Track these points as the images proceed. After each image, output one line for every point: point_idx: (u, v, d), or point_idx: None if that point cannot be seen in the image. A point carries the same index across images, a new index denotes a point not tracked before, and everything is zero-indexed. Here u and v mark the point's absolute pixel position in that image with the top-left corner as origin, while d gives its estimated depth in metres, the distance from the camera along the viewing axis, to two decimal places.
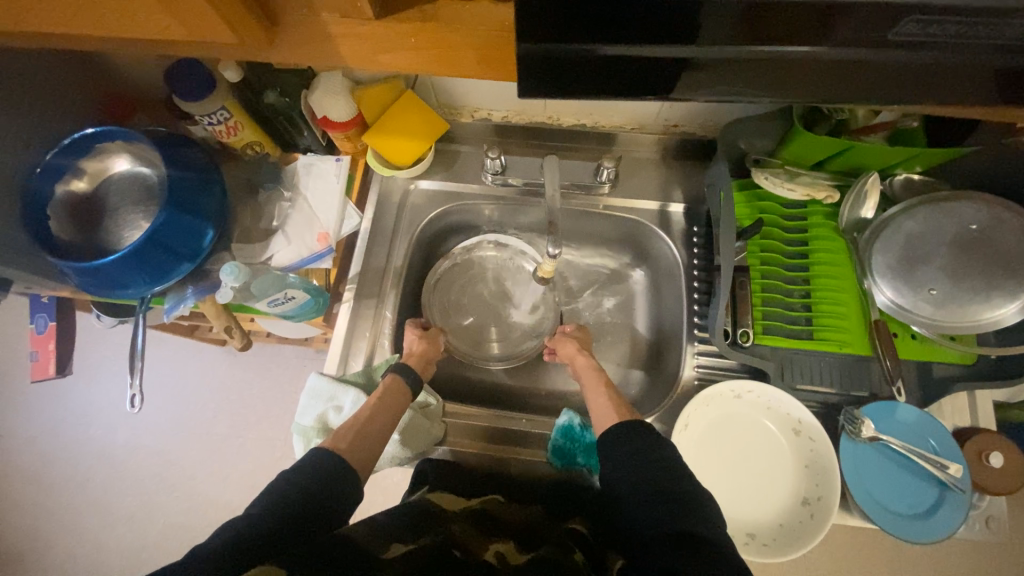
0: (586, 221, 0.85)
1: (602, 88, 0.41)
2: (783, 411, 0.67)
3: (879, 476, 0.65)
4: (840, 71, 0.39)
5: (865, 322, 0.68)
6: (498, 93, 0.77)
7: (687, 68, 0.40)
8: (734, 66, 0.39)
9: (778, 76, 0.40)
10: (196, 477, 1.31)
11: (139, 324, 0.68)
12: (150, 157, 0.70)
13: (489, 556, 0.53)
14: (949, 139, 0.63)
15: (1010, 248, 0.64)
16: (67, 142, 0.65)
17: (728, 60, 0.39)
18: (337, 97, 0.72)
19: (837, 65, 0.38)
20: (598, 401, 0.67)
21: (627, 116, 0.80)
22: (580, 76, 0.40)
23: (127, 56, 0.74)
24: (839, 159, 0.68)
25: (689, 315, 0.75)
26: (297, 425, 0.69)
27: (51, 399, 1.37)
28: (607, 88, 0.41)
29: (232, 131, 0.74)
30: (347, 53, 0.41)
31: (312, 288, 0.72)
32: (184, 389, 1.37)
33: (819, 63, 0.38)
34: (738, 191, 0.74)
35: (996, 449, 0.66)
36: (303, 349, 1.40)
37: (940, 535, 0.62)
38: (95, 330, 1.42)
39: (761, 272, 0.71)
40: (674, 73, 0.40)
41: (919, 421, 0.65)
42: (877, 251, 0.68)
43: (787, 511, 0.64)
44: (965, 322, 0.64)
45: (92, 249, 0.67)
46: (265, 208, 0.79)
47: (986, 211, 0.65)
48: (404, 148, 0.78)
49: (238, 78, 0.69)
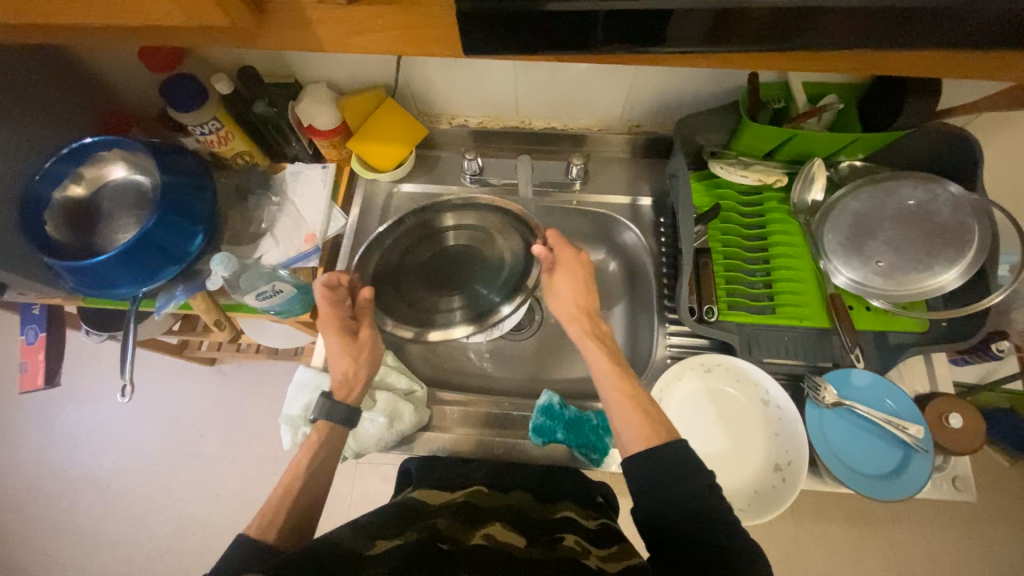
0: (560, 216, 0.90)
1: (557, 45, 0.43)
2: (753, 383, 0.71)
3: (845, 440, 0.68)
4: (784, 28, 0.41)
5: (823, 297, 0.73)
6: (474, 98, 0.83)
7: (647, 25, 0.41)
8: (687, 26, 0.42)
9: (728, 32, 0.42)
10: (184, 498, 1.29)
11: (130, 321, 0.70)
12: (143, 163, 0.74)
13: (478, 539, 0.53)
14: (881, 125, 0.69)
15: (946, 220, 0.69)
16: (67, 150, 0.71)
17: (690, 10, 0.40)
18: (322, 106, 0.78)
19: (780, 24, 0.41)
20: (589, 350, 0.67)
21: (594, 118, 0.86)
22: (533, 32, 0.42)
23: (125, 71, 0.79)
24: (786, 148, 0.74)
25: (659, 298, 0.80)
26: (285, 416, 0.72)
27: (37, 423, 1.36)
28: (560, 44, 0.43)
29: (223, 140, 0.79)
30: (325, 38, 0.45)
31: (299, 283, 0.76)
32: (173, 408, 1.37)
33: (765, 16, 0.40)
34: (697, 181, 0.79)
35: (954, 411, 0.70)
36: (292, 364, 1.41)
37: (909, 493, 0.65)
38: (84, 351, 1.42)
39: (722, 254, 0.76)
40: (642, 25, 0.41)
41: (875, 384, 0.69)
42: (828, 230, 0.73)
43: (760, 477, 0.67)
44: (911, 290, 0.69)
45: (84, 249, 0.70)
46: (255, 212, 0.82)
47: (924, 187, 0.71)
48: (385, 153, 0.83)
49: (229, 90, 0.75)
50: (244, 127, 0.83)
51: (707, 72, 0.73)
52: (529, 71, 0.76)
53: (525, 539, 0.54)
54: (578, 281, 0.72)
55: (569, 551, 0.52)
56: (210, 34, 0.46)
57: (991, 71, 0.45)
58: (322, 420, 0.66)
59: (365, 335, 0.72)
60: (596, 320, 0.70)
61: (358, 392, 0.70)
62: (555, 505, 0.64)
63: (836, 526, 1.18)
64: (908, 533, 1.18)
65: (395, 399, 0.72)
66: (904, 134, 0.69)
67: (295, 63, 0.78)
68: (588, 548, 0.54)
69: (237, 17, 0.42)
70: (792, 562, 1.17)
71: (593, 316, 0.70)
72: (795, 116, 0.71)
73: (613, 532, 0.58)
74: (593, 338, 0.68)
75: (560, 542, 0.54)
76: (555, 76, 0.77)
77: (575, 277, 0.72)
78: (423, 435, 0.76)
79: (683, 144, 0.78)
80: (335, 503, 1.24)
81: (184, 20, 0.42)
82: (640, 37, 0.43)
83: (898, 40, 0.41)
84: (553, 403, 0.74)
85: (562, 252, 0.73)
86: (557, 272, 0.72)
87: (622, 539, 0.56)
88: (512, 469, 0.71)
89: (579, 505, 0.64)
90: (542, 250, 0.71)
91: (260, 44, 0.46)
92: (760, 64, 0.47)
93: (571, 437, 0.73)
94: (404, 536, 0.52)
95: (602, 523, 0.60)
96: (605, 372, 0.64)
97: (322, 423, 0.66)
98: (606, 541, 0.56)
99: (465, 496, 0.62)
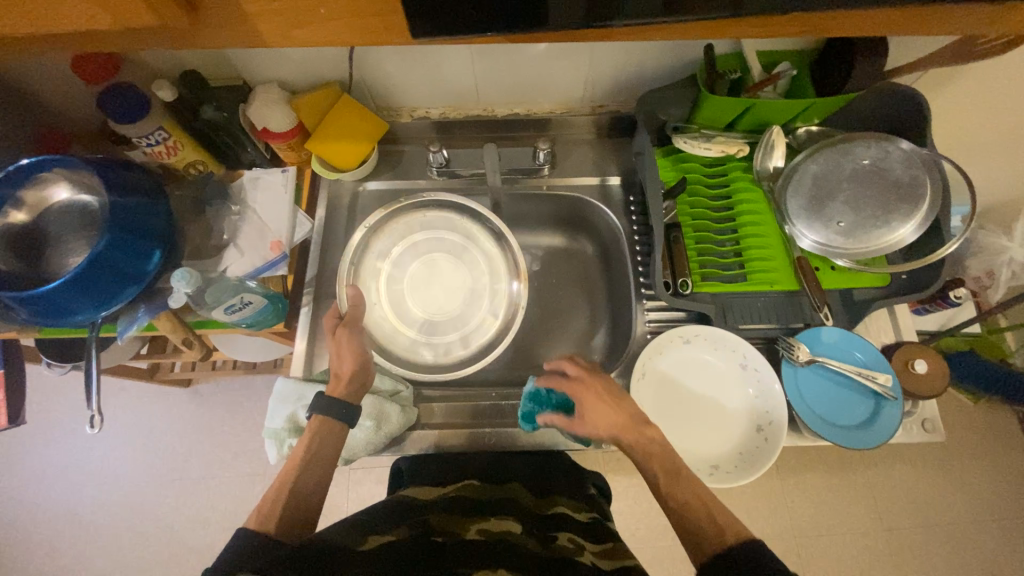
0: (531, 203, 0.90)
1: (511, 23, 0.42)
2: (730, 349, 0.72)
3: (822, 394, 0.71)
4: None
5: (791, 260, 0.75)
6: (433, 88, 0.81)
7: None
8: None
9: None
10: (172, 524, 1.25)
11: (92, 349, 0.67)
12: (88, 182, 0.70)
13: (474, 534, 0.54)
14: (834, 88, 0.70)
15: (899, 176, 0.72)
16: (2, 174, 0.66)
17: None
18: (274, 107, 0.75)
19: None
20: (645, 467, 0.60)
21: (556, 100, 0.86)
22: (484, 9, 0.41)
23: (57, 83, 0.75)
24: (745, 118, 0.75)
25: (635, 276, 0.81)
26: (268, 430, 0.70)
27: (4, 466, 1.29)
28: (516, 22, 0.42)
29: (172, 150, 0.76)
30: (268, 32, 0.43)
31: (269, 292, 0.73)
32: (151, 435, 1.32)
33: None
34: (662, 157, 0.80)
35: (920, 357, 0.73)
36: (272, 377, 1.37)
37: (880, 441, 0.68)
38: (48, 386, 1.35)
39: (692, 227, 0.77)
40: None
41: (843, 338, 0.72)
42: (790, 195, 0.75)
43: (744, 439, 0.70)
44: (871, 247, 0.72)
45: (34, 278, 0.66)
46: (214, 224, 0.79)
47: (876, 146, 0.73)
48: (346, 151, 0.81)
49: (172, 97, 0.71)
50: (193, 135, 0.79)
51: (662, 47, 0.73)
52: (486, 57, 0.75)
53: (519, 527, 0.57)
54: (606, 401, 0.64)
55: (564, 549, 0.53)
56: (140, 36, 0.43)
57: (935, 24, 0.46)
58: (317, 415, 0.64)
59: (343, 333, 0.69)
60: (648, 427, 0.62)
61: (354, 388, 0.67)
62: (550, 499, 0.65)
63: (819, 479, 1.24)
64: (885, 479, 1.24)
65: (379, 402, 0.71)
66: (856, 96, 0.71)
67: (241, 64, 0.74)
68: (582, 543, 0.55)
69: (167, 16, 0.39)
70: (781, 518, 1.22)
71: (642, 428, 0.62)
72: (752, 85, 0.71)
73: (603, 527, 0.60)
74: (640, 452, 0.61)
75: (555, 540, 0.55)
76: (513, 61, 0.76)
77: (600, 403, 0.64)
78: (414, 433, 0.75)
79: (646, 122, 0.79)
80: (330, 515, 1.22)
81: (111, 23, 0.39)
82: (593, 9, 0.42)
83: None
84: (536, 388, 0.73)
85: (575, 387, 0.66)
86: (578, 402, 0.65)
87: (614, 537, 0.58)
88: (506, 459, 0.73)
89: (571, 499, 0.66)
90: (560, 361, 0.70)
91: (198, 42, 0.44)
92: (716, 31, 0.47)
93: (559, 419, 0.72)
94: (395, 533, 0.53)
95: (594, 517, 0.62)
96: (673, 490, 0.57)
97: (315, 419, 0.64)
98: (599, 537, 0.58)
99: (457, 491, 0.64)
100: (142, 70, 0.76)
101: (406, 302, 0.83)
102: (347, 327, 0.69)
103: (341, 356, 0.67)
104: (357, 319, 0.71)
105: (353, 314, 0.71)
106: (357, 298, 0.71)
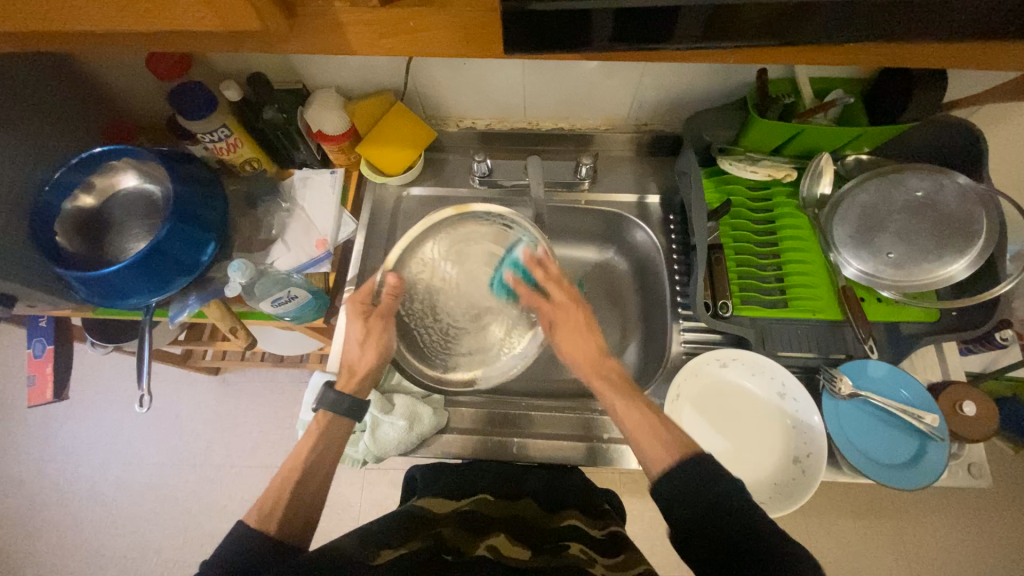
0: (569, 216, 0.90)
1: (585, 44, 0.43)
2: (768, 376, 0.71)
3: (863, 431, 0.69)
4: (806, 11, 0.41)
5: (835, 289, 0.73)
6: (483, 100, 0.83)
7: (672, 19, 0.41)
8: (723, 14, 0.41)
9: (747, 21, 0.42)
10: (191, 509, 1.28)
11: (144, 331, 0.69)
12: (154, 173, 0.73)
13: (483, 550, 0.55)
14: (889, 118, 0.70)
15: (953, 211, 0.70)
16: (76, 160, 0.70)
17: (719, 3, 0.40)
18: (331, 112, 0.78)
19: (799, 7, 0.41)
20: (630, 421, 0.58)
21: (602, 117, 0.87)
22: (557, 33, 0.42)
23: (131, 76, 0.79)
24: (794, 143, 0.75)
25: (672, 296, 0.81)
26: (302, 421, 0.72)
27: (39, 438, 1.34)
28: (592, 41, 0.43)
29: (232, 148, 0.79)
30: (353, 40, 0.45)
31: (312, 288, 0.76)
32: (178, 418, 1.36)
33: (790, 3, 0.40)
34: (706, 178, 0.80)
35: (968, 398, 0.70)
36: (297, 372, 1.40)
37: (924, 482, 0.65)
38: (86, 364, 1.40)
39: (733, 249, 0.77)
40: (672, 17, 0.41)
41: (889, 374, 0.70)
42: (837, 224, 0.74)
43: (779, 470, 0.68)
44: (921, 281, 0.70)
45: (95, 260, 0.70)
46: (264, 219, 0.82)
47: (930, 178, 0.72)
48: (394, 156, 0.83)
49: (238, 97, 0.76)
50: (252, 134, 0.83)
51: (714, 70, 0.74)
52: (537, 72, 0.76)
53: (527, 551, 0.56)
54: (584, 331, 0.67)
55: (575, 559, 0.54)
56: (233, 38, 0.46)
57: (1016, 61, 0.45)
58: (324, 411, 0.65)
59: (376, 323, 0.70)
60: (608, 360, 0.65)
61: (366, 385, 0.69)
62: (562, 514, 0.66)
63: (845, 519, 1.19)
64: (916, 524, 1.19)
65: (413, 402, 0.72)
66: (910, 127, 0.70)
67: (305, 69, 0.78)
68: (594, 556, 0.56)
69: (269, 20, 0.41)
70: None
71: (604, 359, 0.64)
72: (804, 111, 0.71)
73: (620, 538, 0.60)
74: (599, 379, 0.63)
75: (565, 550, 0.56)
76: (563, 77, 0.77)
77: (579, 330, 0.67)
78: (441, 437, 0.76)
79: (692, 143, 0.79)
80: (344, 514, 1.22)
81: (216, 25, 0.42)
82: (665, 33, 0.43)
83: (924, 33, 0.42)
84: (519, 264, 0.72)
85: (558, 309, 0.69)
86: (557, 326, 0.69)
87: (631, 547, 0.58)
88: (520, 474, 0.73)
89: (585, 514, 0.67)
90: (394, 280, 0.70)
91: (287, 49, 0.46)
92: (783, 56, 0.46)
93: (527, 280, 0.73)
94: (408, 546, 0.53)
95: (608, 531, 0.63)
96: (620, 413, 0.60)
97: (322, 414, 0.65)
98: (614, 550, 0.57)
99: (471, 504, 0.65)
100: (212, 70, 0.80)
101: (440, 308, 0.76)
102: (382, 317, 0.71)
103: (364, 350, 0.69)
104: (385, 313, 0.71)
105: (387, 304, 0.71)
106: (396, 290, 0.70)
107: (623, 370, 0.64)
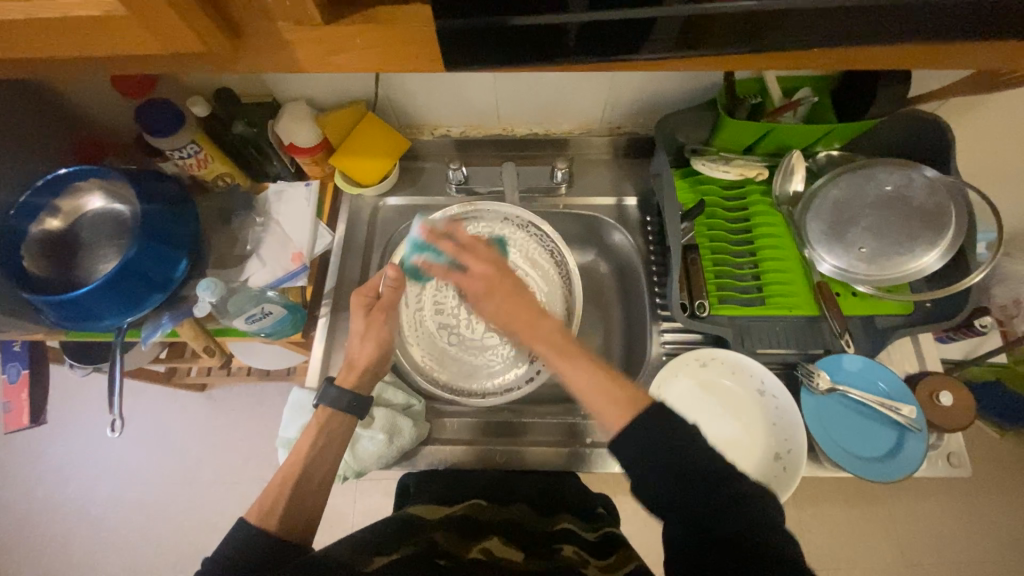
0: (548, 221, 0.90)
1: (536, 58, 0.43)
2: (748, 374, 0.72)
3: (843, 426, 0.69)
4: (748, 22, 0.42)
5: (811, 285, 0.74)
6: (455, 107, 0.83)
7: (623, 30, 0.41)
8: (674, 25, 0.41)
9: (693, 31, 0.42)
10: (182, 527, 1.26)
11: (117, 354, 0.68)
12: (123, 193, 0.72)
13: (476, 554, 0.55)
14: (856, 115, 0.70)
15: (924, 204, 0.71)
16: (41, 182, 0.69)
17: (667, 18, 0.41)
18: (302, 124, 0.77)
19: (740, 17, 0.41)
20: (573, 375, 0.53)
21: (575, 121, 0.87)
22: (508, 46, 0.42)
23: (94, 95, 0.78)
24: (765, 142, 0.75)
25: (651, 298, 0.81)
26: (282, 439, 0.71)
27: (21, 464, 1.32)
28: (545, 54, 0.43)
29: (203, 163, 0.78)
30: (305, 58, 0.44)
31: (288, 303, 0.75)
32: (164, 437, 1.34)
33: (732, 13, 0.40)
34: (681, 179, 0.80)
35: (946, 389, 0.71)
36: (285, 384, 1.38)
37: (903, 474, 0.66)
38: (67, 386, 1.38)
39: (710, 249, 0.77)
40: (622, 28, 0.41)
41: (866, 366, 0.70)
42: (810, 220, 0.74)
43: (761, 468, 0.68)
44: (894, 274, 0.71)
45: (64, 284, 0.68)
46: (239, 234, 0.81)
47: (899, 173, 0.73)
48: (368, 167, 0.82)
49: (206, 112, 0.75)
50: (223, 149, 0.82)
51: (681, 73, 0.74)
52: (506, 80, 0.77)
53: (521, 554, 0.56)
54: (510, 298, 0.59)
55: (569, 560, 0.55)
56: (186, 61, 0.45)
57: (964, 61, 0.46)
58: (325, 407, 0.64)
59: (377, 315, 0.69)
60: (542, 318, 0.58)
61: (367, 376, 0.68)
62: (555, 517, 0.66)
63: (839, 510, 1.19)
64: (907, 510, 1.20)
65: (393, 414, 0.72)
66: (877, 122, 0.70)
67: (272, 82, 0.77)
68: (587, 557, 0.56)
69: (213, 42, 0.41)
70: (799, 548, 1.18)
71: (540, 320, 0.58)
72: (771, 111, 0.72)
73: (610, 539, 0.60)
74: (537, 343, 0.57)
75: (559, 552, 0.57)
76: (533, 84, 0.77)
77: (506, 296, 0.60)
78: (422, 449, 0.75)
79: (665, 144, 0.79)
80: (338, 525, 1.21)
81: (160, 48, 0.42)
82: (615, 45, 0.43)
83: (872, 35, 0.42)
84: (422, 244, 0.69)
85: (475, 283, 0.61)
86: (484, 298, 0.61)
87: (624, 545, 0.58)
88: (515, 479, 0.72)
89: (578, 518, 0.66)
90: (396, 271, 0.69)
91: (237, 70, 0.45)
92: (736, 61, 0.47)
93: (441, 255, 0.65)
94: (400, 552, 0.52)
95: (601, 532, 0.63)
96: (559, 365, 0.54)
97: (322, 410, 0.64)
98: (607, 552, 0.57)
99: (463, 509, 0.64)
100: (179, 86, 0.79)
101: (450, 307, 0.82)
102: (383, 310, 0.69)
103: (363, 345, 0.67)
104: (392, 305, 0.70)
105: (390, 297, 0.70)
106: (397, 283, 0.69)
107: (562, 326, 0.58)
